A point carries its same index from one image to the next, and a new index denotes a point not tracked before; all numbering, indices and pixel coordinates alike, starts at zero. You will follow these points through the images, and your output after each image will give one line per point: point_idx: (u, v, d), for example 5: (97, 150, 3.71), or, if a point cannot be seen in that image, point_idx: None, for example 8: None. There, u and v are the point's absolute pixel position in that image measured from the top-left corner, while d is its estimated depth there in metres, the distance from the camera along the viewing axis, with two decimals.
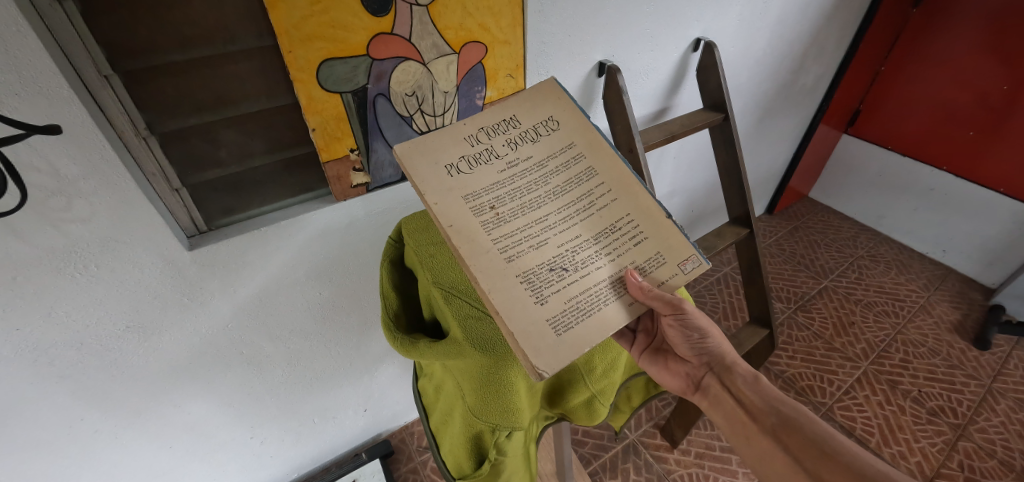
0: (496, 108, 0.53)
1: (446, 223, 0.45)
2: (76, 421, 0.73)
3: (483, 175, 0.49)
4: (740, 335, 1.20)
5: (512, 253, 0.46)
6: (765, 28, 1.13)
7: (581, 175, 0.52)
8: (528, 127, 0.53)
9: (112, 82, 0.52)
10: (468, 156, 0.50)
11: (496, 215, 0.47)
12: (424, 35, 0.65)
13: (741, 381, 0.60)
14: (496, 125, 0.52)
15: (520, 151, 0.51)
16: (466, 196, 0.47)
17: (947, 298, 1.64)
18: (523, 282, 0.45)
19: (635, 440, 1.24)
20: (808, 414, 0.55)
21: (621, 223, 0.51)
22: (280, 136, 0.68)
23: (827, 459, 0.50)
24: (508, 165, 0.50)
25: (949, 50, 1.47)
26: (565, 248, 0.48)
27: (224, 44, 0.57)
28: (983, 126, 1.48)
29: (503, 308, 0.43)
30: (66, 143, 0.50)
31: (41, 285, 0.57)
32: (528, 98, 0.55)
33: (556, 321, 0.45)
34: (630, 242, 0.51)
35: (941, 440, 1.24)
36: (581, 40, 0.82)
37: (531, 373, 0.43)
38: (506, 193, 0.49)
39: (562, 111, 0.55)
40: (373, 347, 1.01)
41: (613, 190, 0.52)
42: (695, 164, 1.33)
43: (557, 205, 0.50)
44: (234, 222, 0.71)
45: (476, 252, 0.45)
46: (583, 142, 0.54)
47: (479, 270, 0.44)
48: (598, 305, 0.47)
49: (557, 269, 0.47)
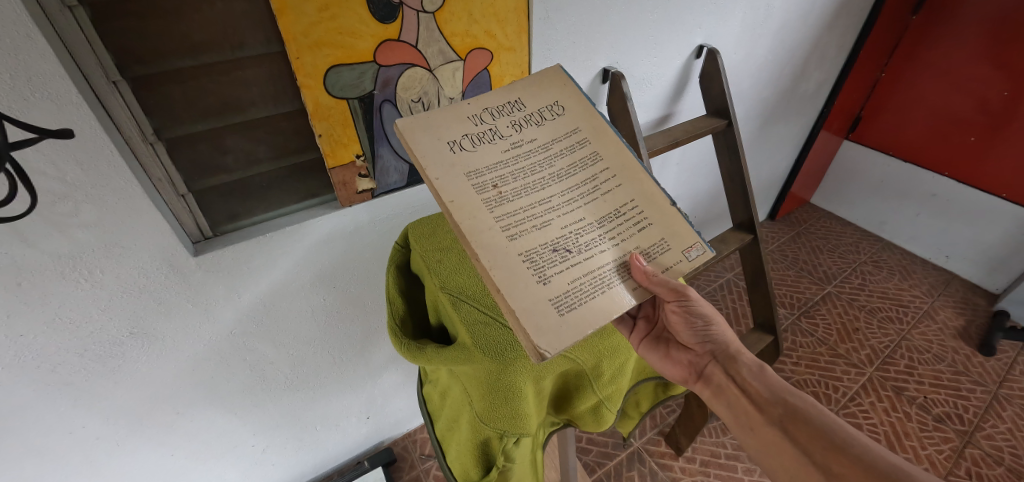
0: (501, 91, 0.53)
1: (448, 198, 0.45)
2: (76, 427, 0.72)
3: (486, 154, 0.49)
4: (746, 342, 1.19)
5: (514, 232, 0.46)
6: (767, 35, 1.14)
7: (585, 159, 0.52)
8: (533, 110, 0.53)
9: (121, 87, 0.52)
10: (471, 134, 0.49)
11: (498, 194, 0.47)
12: (430, 42, 0.65)
13: (742, 371, 0.59)
14: (501, 107, 0.52)
15: (524, 133, 0.51)
16: (469, 173, 0.47)
17: (952, 304, 1.63)
18: (525, 260, 0.45)
19: (639, 448, 1.23)
20: (816, 407, 0.54)
21: (625, 208, 0.51)
22: (285, 143, 0.68)
23: (835, 453, 0.50)
24: (512, 146, 0.50)
25: (950, 54, 1.48)
26: (568, 230, 0.48)
27: (230, 50, 0.57)
28: (984, 131, 1.48)
29: (505, 285, 0.43)
30: (73, 148, 0.50)
31: (45, 290, 0.57)
32: (532, 84, 0.55)
33: (559, 299, 0.44)
34: (633, 227, 0.51)
35: (949, 447, 1.23)
36: (585, 46, 0.83)
37: (532, 354, 0.42)
38: (509, 172, 0.49)
39: (566, 98, 0.55)
40: (376, 354, 1.01)
41: (617, 177, 0.52)
42: (697, 170, 1.33)
43: (561, 187, 0.49)
44: (239, 228, 0.71)
45: (477, 229, 0.44)
46: (587, 128, 0.54)
47: (480, 247, 0.44)
48: (601, 287, 0.47)
49: (559, 250, 0.47)
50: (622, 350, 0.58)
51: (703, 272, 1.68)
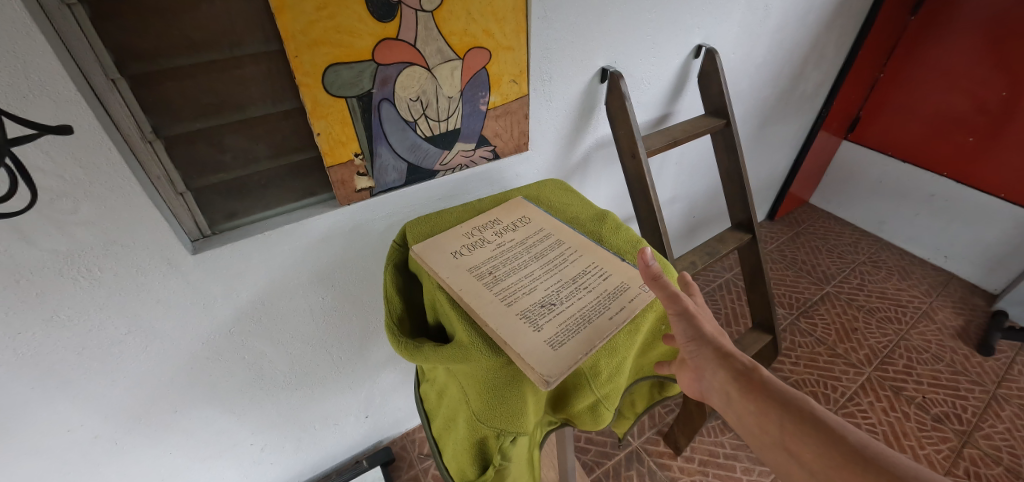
0: (484, 214, 0.68)
1: (456, 287, 0.55)
2: (75, 426, 0.73)
3: (479, 255, 0.60)
4: (744, 341, 1.20)
5: (510, 299, 0.53)
6: (766, 35, 1.14)
7: (554, 244, 0.62)
8: (508, 222, 0.66)
9: (119, 86, 0.52)
10: (466, 244, 0.62)
11: (493, 277, 0.57)
12: (429, 40, 0.65)
13: (730, 379, 0.51)
14: (485, 224, 0.66)
15: (505, 237, 0.64)
16: (470, 268, 0.58)
17: (950, 304, 1.64)
18: (522, 318, 0.51)
19: (638, 448, 1.23)
20: (816, 412, 0.47)
21: (591, 267, 0.58)
22: (284, 141, 0.68)
23: (842, 471, 0.43)
24: (498, 245, 0.62)
25: (948, 55, 1.48)
26: (551, 293, 0.55)
27: (229, 48, 0.57)
28: (982, 131, 1.49)
29: (508, 336, 0.49)
30: (71, 145, 0.50)
31: (44, 288, 0.57)
32: (506, 208, 0.69)
33: (553, 339, 0.48)
34: (601, 276, 0.57)
35: (947, 447, 1.23)
36: (584, 45, 0.83)
37: (540, 382, 0.45)
38: (498, 262, 0.59)
39: (531, 211, 0.69)
40: (375, 353, 1.01)
41: (582, 250, 0.61)
42: (696, 170, 1.33)
43: (541, 265, 0.59)
44: (237, 227, 0.71)
45: (482, 302, 0.53)
46: (549, 225, 0.66)
47: (485, 315, 0.51)
48: (587, 322, 0.51)
49: (547, 305, 0.53)
50: (621, 350, 0.55)
51: (702, 272, 1.68)
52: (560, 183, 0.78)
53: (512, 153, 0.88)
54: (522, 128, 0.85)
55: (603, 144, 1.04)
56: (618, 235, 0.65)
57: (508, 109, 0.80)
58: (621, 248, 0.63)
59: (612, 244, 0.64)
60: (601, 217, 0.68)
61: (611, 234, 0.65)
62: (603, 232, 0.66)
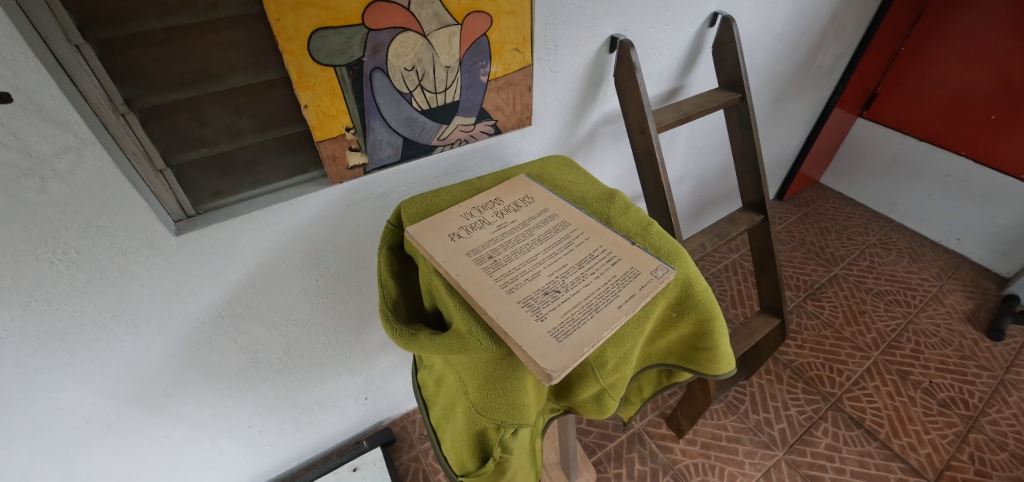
0: (483, 194, 0.64)
1: (454, 273, 0.51)
2: (64, 410, 0.71)
3: (478, 236, 0.57)
4: (751, 325, 1.17)
5: (512, 285, 0.50)
6: (785, 3, 1.07)
7: (557, 227, 0.58)
8: (509, 203, 0.62)
9: (84, 52, 0.48)
10: (464, 226, 0.58)
11: (494, 261, 0.53)
12: (424, 3, 0.60)
13: None
14: (485, 205, 0.62)
15: (507, 217, 0.60)
16: (469, 251, 0.54)
17: (960, 287, 1.60)
18: (523, 306, 0.48)
19: (640, 430, 1.22)
20: None
21: (596, 252, 0.54)
22: (270, 114, 0.63)
23: None
24: (498, 228, 0.58)
25: (973, 26, 1.40)
26: (555, 278, 0.51)
27: (205, 10, 0.52)
28: (1005, 110, 1.42)
29: (508, 326, 0.45)
30: (31, 116, 0.46)
31: (18, 271, 0.54)
32: (507, 188, 0.65)
33: (557, 330, 0.45)
34: (606, 263, 0.53)
35: (952, 431, 1.22)
36: (592, 11, 0.77)
37: (542, 378, 0.42)
38: (499, 245, 0.56)
39: (534, 191, 0.64)
40: (373, 335, 0.99)
41: (588, 232, 0.57)
42: (708, 147, 1.28)
43: (544, 248, 0.55)
44: (224, 206, 0.66)
45: (481, 289, 0.49)
46: (552, 206, 0.61)
47: (484, 303, 0.48)
48: (592, 311, 0.47)
49: (550, 292, 0.49)
50: (628, 338, 0.52)
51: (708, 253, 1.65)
52: (566, 160, 0.73)
53: (515, 128, 0.83)
54: (526, 100, 0.80)
55: (610, 119, 0.99)
56: (627, 217, 0.61)
57: (511, 80, 0.75)
58: (630, 231, 0.59)
59: (621, 225, 0.60)
60: (609, 197, 0.64)
61: (619, 216, 0.61)
62: (611, 213, 0.62)
